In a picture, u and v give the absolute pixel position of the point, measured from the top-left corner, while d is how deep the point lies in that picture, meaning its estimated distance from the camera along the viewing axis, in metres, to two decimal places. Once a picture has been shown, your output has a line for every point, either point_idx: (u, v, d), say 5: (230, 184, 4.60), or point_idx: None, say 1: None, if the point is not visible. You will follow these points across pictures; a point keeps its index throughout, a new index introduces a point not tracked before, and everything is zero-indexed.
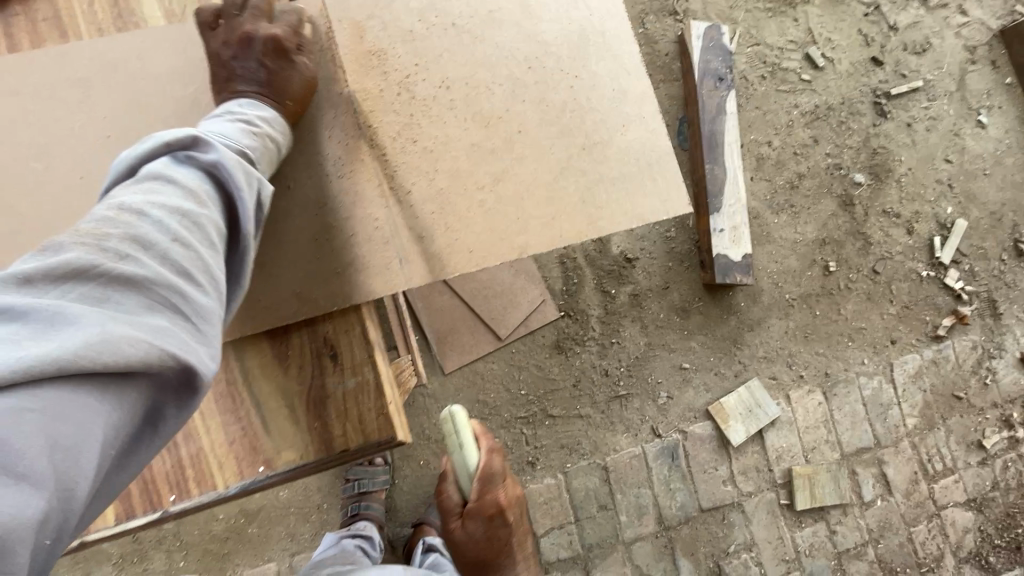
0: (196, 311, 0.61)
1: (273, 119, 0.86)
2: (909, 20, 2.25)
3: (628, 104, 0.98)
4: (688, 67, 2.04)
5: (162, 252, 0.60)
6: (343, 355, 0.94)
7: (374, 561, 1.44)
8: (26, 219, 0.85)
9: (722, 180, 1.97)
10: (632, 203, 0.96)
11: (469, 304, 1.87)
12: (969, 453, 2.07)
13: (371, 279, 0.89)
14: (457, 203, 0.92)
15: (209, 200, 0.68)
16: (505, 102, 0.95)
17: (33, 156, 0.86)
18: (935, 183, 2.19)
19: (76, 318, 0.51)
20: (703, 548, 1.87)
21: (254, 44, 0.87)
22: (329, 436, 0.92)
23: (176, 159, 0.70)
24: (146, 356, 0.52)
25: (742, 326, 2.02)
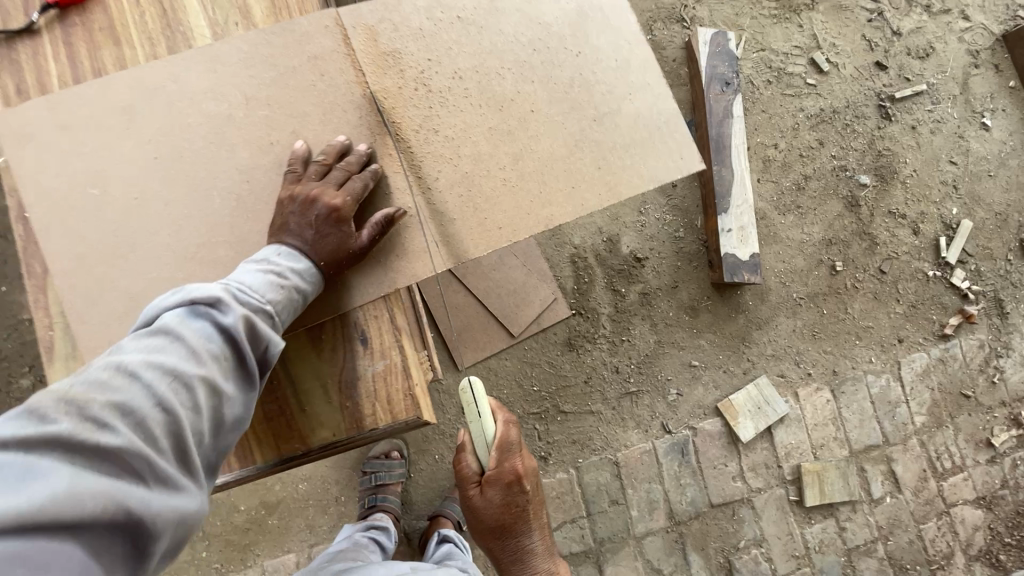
0: (161, 478, 0.63)
1: (306, 271, 0.90)
2: (912, 25, 2.30)
3: (633, 73, 1.06)
4: (695, 72, 2.09)
5: (140, 418, 0.63)
6: (373, 340, 1.01)
7: (387, 554, 1.47)
8: (92, 242, 0.93)
9: (730, 181, 2.02)
10: (647, 165, 1.04)
11: (483, 304, 1.91)
12: (978, 452, 2.09)
13: (404, 263, 0.96)
14: (483, 184, 0.99)
15: (207, 358, 0.73)
16: (517, 88, 1.02)
17: (90, 182, 0.93)
18: (940, 184, 2.23)
19: (47, 473, 0.55)
20: (713, 543, 1.90)
21: (314, 205, 0.91)
22: (360, 414, 0.98)
23: (191, 313, 0.76)
24: (101, 511, 0.56)
25: (750, 324, 2.06)
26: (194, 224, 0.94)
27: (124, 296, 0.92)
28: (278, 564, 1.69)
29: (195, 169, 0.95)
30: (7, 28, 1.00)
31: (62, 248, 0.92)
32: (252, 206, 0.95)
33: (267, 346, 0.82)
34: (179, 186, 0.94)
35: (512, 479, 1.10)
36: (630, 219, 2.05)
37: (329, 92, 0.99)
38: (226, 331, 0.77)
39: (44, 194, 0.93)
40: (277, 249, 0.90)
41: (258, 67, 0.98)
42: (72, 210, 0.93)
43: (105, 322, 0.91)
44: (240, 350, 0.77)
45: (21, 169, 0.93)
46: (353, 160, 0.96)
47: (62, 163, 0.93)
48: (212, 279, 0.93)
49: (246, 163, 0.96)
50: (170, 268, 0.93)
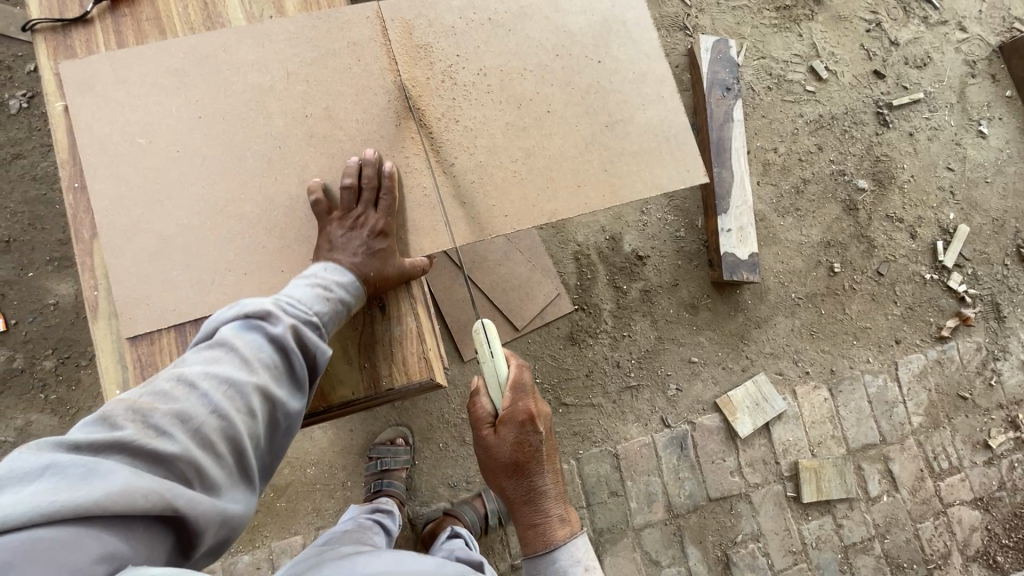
0: (210, 481, 0.74)
1: (350, 283, 0.98)
2: (910, 35, 2.37)
3: (648, 85, 1.13)
4: (697, 78, 2.16)
5: (195, 426, 0.75)
6: (391, 304, 1.07)
7: (392, 536, 1.49)
8: (131, 186, 0.99)
9: (730, 183, 2.08)
10: (651, 173, 1.11)
11: (489, 297, 1.97)
12: (975, 453, 2.11)
13: (419, 238, 1.04)
14: (494, 174, 1.06)
15: (258, 367, 0.84)
16: (536, 90, 1.09)
17: (138, 132, 1.00)
18: (937, 190, 2.28)
19: (103, 475, 0.64)
20: (711, 536, 1.93)
21: (363, 230, 1.00)
22: (377, 375, 1.04)
23: (244, 326, 0.87)
24: (152, 504, 0.65)
25: (749, 322, 2.10)
26: (226, 180, 1.00)
27: (157, 239, 0.98)
28: (285, 546, 1.74)
29: (233, 130, 1.01)
30: (62, 17, 1.06)
31: (102, 188, 0.98)
32: (280, 169, 1.02)
33: (316, 355, 0.92)
34: (215, 144, 1.01)
35: (527, 418, 1.10)
36: (633, 219, 2.11)
37: (362, 76, 1.06)
38: (276, 341, 0.87)
39: (96, 139, 0.99)
40: (325, 265, 0.97)
41: (301, 46, 1.06)
42: (117, 155, 0.99)
43: (135, 261, 0.97)
44: (289, 358, 0.88)
45: (76, 114, 1.00)
46: (371, 170, 1.01)
47: (112, 111, 1.00)
48: (238, 231, 0.99)
49: (280, 130, 1.03)
50: (199, 217, 0.99)
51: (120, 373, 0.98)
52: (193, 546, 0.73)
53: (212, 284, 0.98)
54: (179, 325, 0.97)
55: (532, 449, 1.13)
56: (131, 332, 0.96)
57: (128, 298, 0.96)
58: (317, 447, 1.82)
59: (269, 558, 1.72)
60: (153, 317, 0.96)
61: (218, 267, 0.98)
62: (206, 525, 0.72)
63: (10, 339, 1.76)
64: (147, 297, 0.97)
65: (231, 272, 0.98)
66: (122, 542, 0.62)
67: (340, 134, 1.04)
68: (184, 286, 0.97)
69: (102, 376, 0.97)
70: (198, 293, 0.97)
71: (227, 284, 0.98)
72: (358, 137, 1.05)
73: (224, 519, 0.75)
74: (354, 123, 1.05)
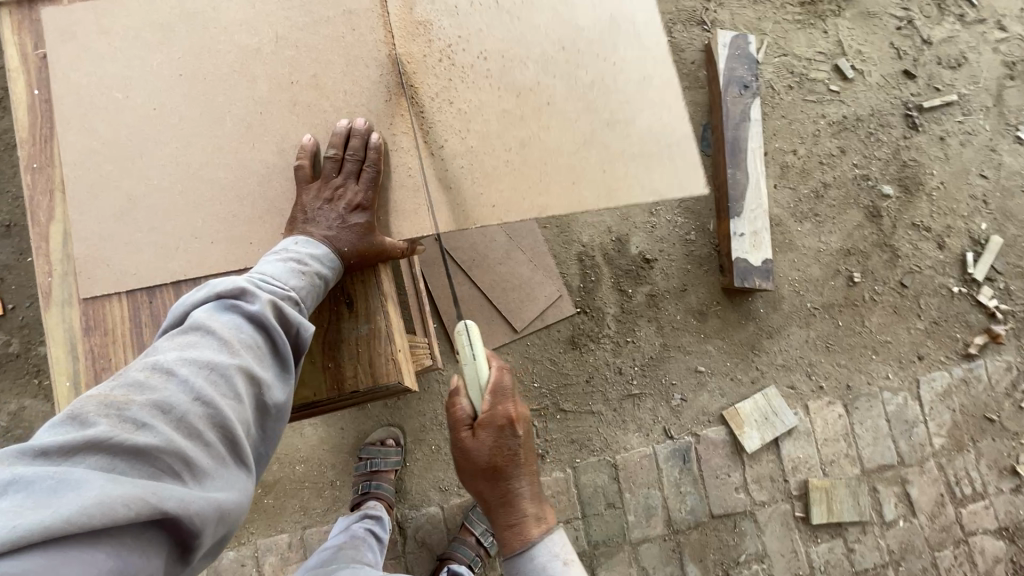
0: (202, 473, 0.70)
1: (325, 256, 0.93)
2: (944, 34, 2.23)
3: (655, 88, 1.04)
4: (713, 75, 2.07)
5: (179, 414, 0.70)
6: (359, 304, 1.02)
7: (383, 545, 1.46)
8: (104, 142, 0.94)
9: (744, 185, 1.98)
10: (650, 179, 1.02)
11: (488, 296, 1.92)
12: (1002, 479, 1.97)
13: (400, 221, 1.00)
14: (486, 162, 1.00)
15: (239, 348, 0.81)
16: (535, 72, 1.02)
17: (116, 86, 0.95)
18: (969, 198, 2.14)
19: (75, 486, 0.58)
20: (712, 554, 1.84)
21: (339, 202, 0.95)
22: (342, 376, 0.99)
23: (220, 308, 0.83)
24: (137, 512, 0.59)
25: (761, 332, 2.00)
26: (202, 144, 0.96)
27: (125, 199, 0.94)
28: (271, 543, 1.70)
29: (215, 92, 0.96)
30: None
31: (74, 141, 0.94)
32: (259, 135, 0.97)
33: (297, 332, 0.88)
34: (196, 105, 0.96)
35: (505, 422, 1.04)
36: (641, 221, 2.03)
37: (356, 45, 1.00)
38: (255, 319, 0.84)
39: (72, 90, 0.95)
40: (296, 239, 0.93)
41: (293, 9, 1.00)
42: (92, 109, 0.95)
43: (100, 218, 0.93)
44: (271, 336, 0.85)
45: (54, 62, 0.95)
46: (358, 142, 0.96)
47: (90, 63, 0.95)
48: (209, 197, 0.95)
49: (262, 95, 0.97)
50: (171, 179, 0.95)
51: (69, 365, 0.92)
52: (191, 548, 0.68)
53: (176, 250, 0.94)
54: (139, 291, 0.93)
55: (510, 455, 1.06)
56: (83, 325, 0.92)
57: (89, 257, 0.93)
58: (307, 444, 1.78)
59: (254, 555, 1.69)
60: (112, 279, 0.93)
61: (185, 232, 0.94)
62: (203, 523, 0.67)
63: (8, 324, 1.75)
64: (111, 261, 0.93)
65: (195, 239, 0.94)
66: (107, 558, 0.57)
67: (325, 104, 0.99)
68: (149, 248, 0.93)
69: (52, 364, 0.92)
70: (161, 258, 0.93)
71: (190, 250, 0.94)
72: (342, 108, 0.99)
73: (223, 513, 0.70)
74: (341, 94, 0.99)
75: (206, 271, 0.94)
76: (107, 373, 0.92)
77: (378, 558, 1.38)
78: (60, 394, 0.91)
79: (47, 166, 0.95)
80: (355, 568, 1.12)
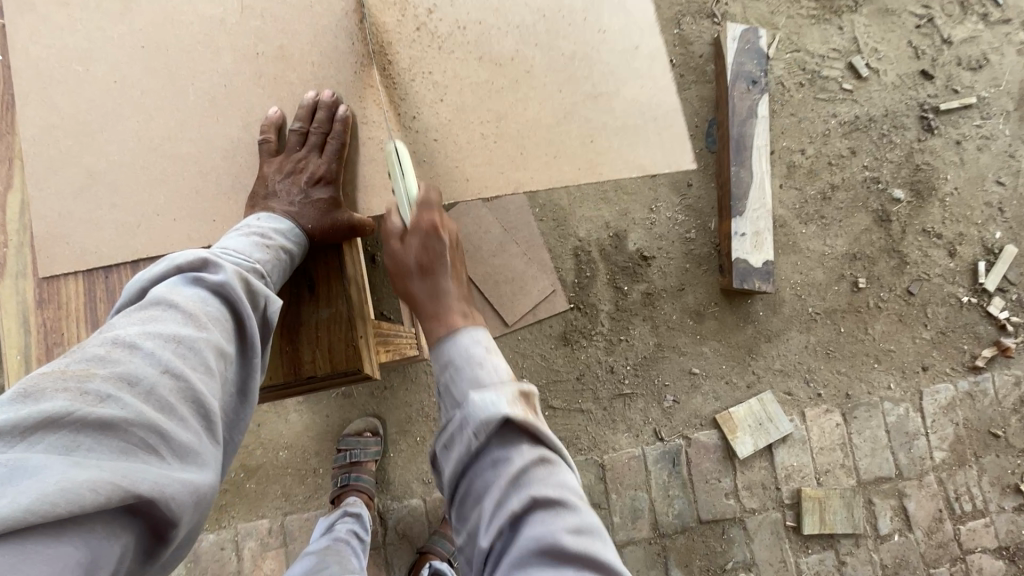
0: (177, 450, 0.65)
1: (288, 231, 0.91)
2: (966, 34, 2.14)
3: (642, 58, 0.99)
4: (721, 69, 2.00)
5: (147, 388, 0.65)
6: (321, 289, 0.99)
7: (365, 547, 1.39)
8: (65, 117, 0.92)
9: (748, 184, 1.93)
10: (634, 154, 0.98)
11: (479, 287, 1.89)
12: (1004, 497, 1.91)
13: (370, 198, 0.97)
14: (460, 136, 0.95)
15: (207, 321, 0.76)
16: (515, 49, 0.97)
17: (76, 59, 0.93)
18: (983, 206, 2.06)
19: (33, 472, 0.53)
20: (699, 560, 1.80)
21: (302, 175, 0.93)
22: (299, 361, 0.97)
23: (182, 280, 0.78)
24: (107, 498, 0.55)
25: (759, 335, 1.95)
26: (166, 118, 0.93)
27: (86, 174, 0.92)
28: (251, 528, 1.69)
29: (178, 64, 0.94)
30: None
31: (34, 115, 0.92)
32: (225, 110, 0.95)
33: (265, 305, 0.84)
34: (158, 78, 0.93)
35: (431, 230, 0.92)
36: (640, 217, 1.98)
37: (326, 16, 0.97)
38: (221, 291, 0.79)
39: (31, 63, 0.92)
40: (259, 215, 0.91)
41: None
42: (51, 82, 0.92)
43: (61, 194, 0.91)
44: (239, 309, 0.80)
45: (14, 35, 0.93)
46: (324, 114, 0.94)
47: (51, 35, 0.93)
48: (171, 172, 0.93)
49: (229, 68, 0.95)
50: (134, 155, 0.92)
51: (20, 339, 0.90)
52: (166, 533, 0.63)
53: (138, 228, 0.91)
54: (99, 269, 0.91)
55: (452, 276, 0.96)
56: (37, 298, 0.91)
57: (49, 234, 0.91)
58: (292, 430, 1.77)
59: (234, 539, 1.68)
60: (72, 258, 0.91)
61: (146, 209, 0.92)
62: (180, 508, 0.62)
63: None
64: (72, 239, 0.91)
65: (157, 216, 0.92)
66: (76, 550, 0.53)
67: (292, 77, 0.96)
68: (111, 225, 0.91)
69: (2, 337, 0.90)
70: (121, 236, 0.91)
71: (152, 228, 0.92)
72: (310, 80, 0.96)
73: (201, 494, 0.66)
74: (308, 66, 0.96)
75: (169, 249, 0.92)
76: (59, 348, 0.91)
77: (363, 564, 1.30)
78: (10, 367, 0.90)
79: (8, 134, 0.93)
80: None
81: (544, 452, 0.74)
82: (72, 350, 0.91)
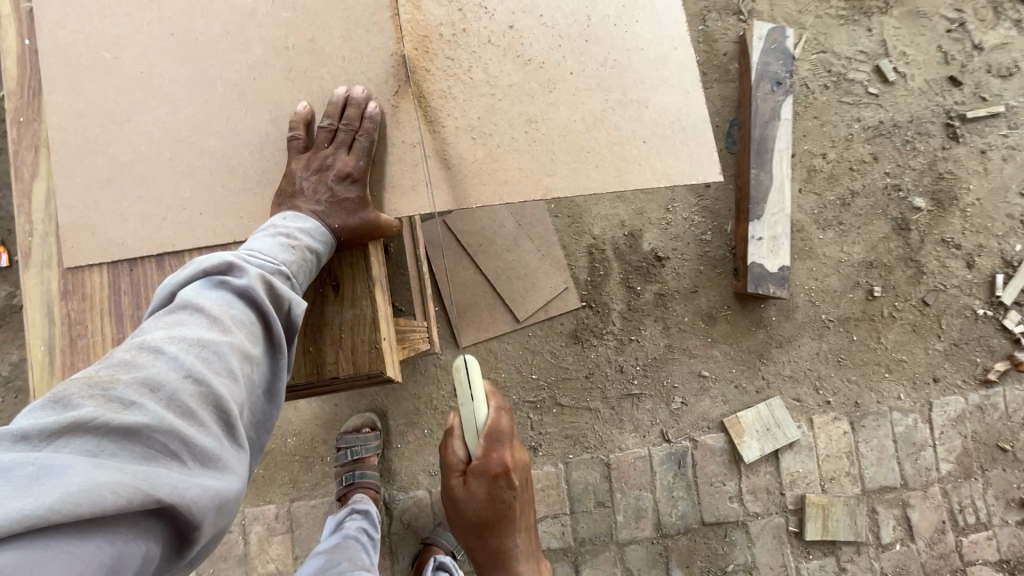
0: (200, 455, 0.64)
1: (315, 230, 0.90)
2: (997, 40, 2.09)
3: (677, 61, 0.97)
4: (746, 68, 1.97)
5: (170, 393, 0.65)
6: (345, 288, 0.98)
7: (376, 543, 1.40)
8: (90, 105, 0.91)
9: (768, 187, 1.90)
10: (665, 161, 0.96)
11: (491, 281, 1.89)
12: (1008, 511, 1.90)
13: (397, 198, 0.95)
14: (490, 138, 0.94)
15: (231, 325, 0.75)
16: (548, 48, 0.95)
17: (103, 46, 0.91)
18: (1005, 217, 2.03)
19: (55, 473, 0.53)
20: (699, 562, 1.81)
21: (329, 172, 0.91)
22: (321, 361, 0.96)
23: (207, 283, 0.78)
24: (128, 500, 0.55)
25: (770, 341, 1.94)
26: (193, 110, 0.92)
27: (111, 164, 0.91)
28: (258, 513, 1.71)
29: (205, 54, 0.92)
30: None
31: (60, 101, 0.91)
32: (253, 102, 0.93)
33: (290, 308, 0.84)
34: (185, 67, 0.92)
35: (500, 473, 1.01)
36: (656, 216, 1.96)
37: (356, 9, 0.95)
38: (245, 294, 0.79)
39: (58, 49, 0.91)
40: (285, 214, 0.90)
41: None
42: (78, 68, 0.91)
43: (85, 183, 0.91)
44: (263, 312, 0.80)
45: (41, 18, 0.91)
46: (355, 111, 0.92)
47: (78, 20, 0.91)
48: (198, 165, 0.92)
49: (258, 59, 0.93)
50: (159, 146, 0.91)
51: (44, 330, 0.90)
52: (188, 538, 0.63)
53: (163, 221, 0.91)
54: (123, 261, 0.91)
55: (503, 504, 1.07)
56: (62, 288, 0.91)
57: (74, 224, 0.90)
58: (301, 418, 1.78)
59: (241, 523, 1.70)
60: (96, 249, 0.90)
61: (172, 202, 0.91)
62: (202, 513, 0.62)
63: (11, 275, 1.70)
64: (96, 229, 0.90)
65: (183, 209, 0.91)
66: (98, 549, 0.53)
67: (322, 70, 0.94)
68: (134, 217, 0.91)
69: (27, 328, 0.90)
70: (146, 227, 0.91)
71: (178, 222, 0.91)
72: (340, 74, 0.94)
73: (223, 501, 0.65)
74: (338, 60, 0.94)
75: (193, 244, 0.91)
76: (82, 340, 0.90)
77: (373, 559, 1.31)
78: (34, 357, 0.90)
79: (33, 121, 0.92)
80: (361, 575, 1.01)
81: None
82: (94, 342, 0.90)
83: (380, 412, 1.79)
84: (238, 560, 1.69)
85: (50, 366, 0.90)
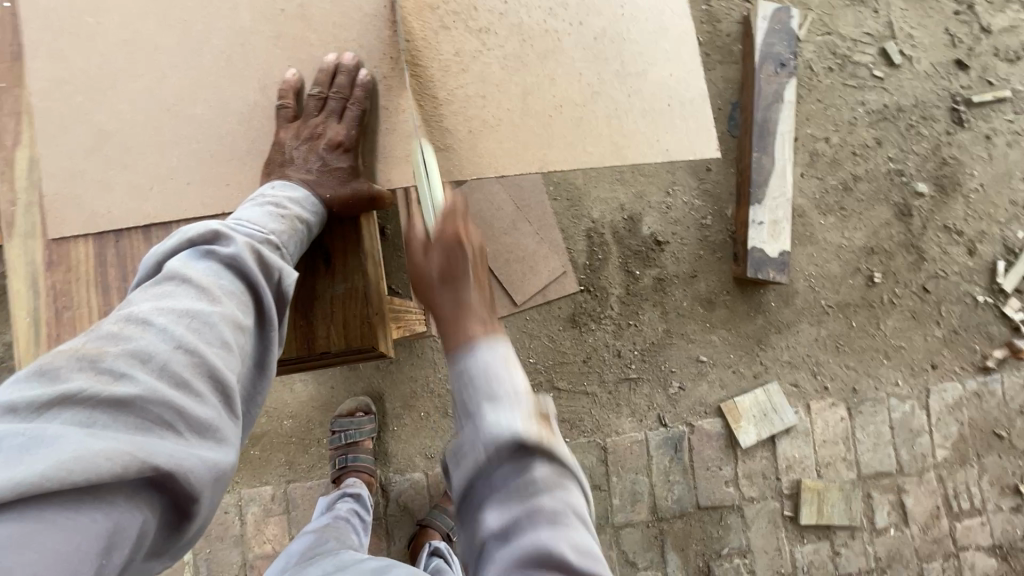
0: (196, 426, 0.63)
1: (305, 199, 0.88)
2: (1005, 23, 2.05)
3: (676, 37, 0.95)
4: (749, 49, 1.93)
5: (161, 363, 0.64)
6: (338, 262, 0.97)
7: (367, 525, 1.41)
8: (74, 72, 0.88)
9: (769, 171, 1.87)
10: (662, 138, 0.94)
11: (488, 265, 1.87)
12: (1002, 497, 1.91)
13: (390, 170, 0.93)
14: (486, 111, 0.91)
15: (221, 295, 0.74)
16: (545, 18, 0.93)
17: (86, 11, 0.88)
18: (1008, 204, 2.01)
19: (49, 443, 0.52)
20: (694, 545, 1.82)
21: (320, 141, 0.90)
22: (313, 336, 0.95)
23: (194, 254, 0.76)
24: (125, 469, 0.54)
25: (769, 326, 1.93)
26: (179, 78, 0.89)
27: (96, 133, 0.89)
28: (254, 494, 1.71)
29: (194, 21, 0.90)
30: None
31: (42, 68, 0.88)
32: (241, 71, 0.91)
33: (280, 278, 0.82)
34: (173, 33, 0.89)
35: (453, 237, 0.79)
36: (655, 200, 1.94)
37: None
38: (234, 264, 0.77)
39: (40, 13, 0.88)
40: (274, 182, 0.88)
41: None
42: (61, 33, 0.88)
43: (69, 154, 0.88)
44: (253, 283, 0.78)
45: None
46: (345, 79, 0.90)
47: None
48: (185, 134, 0.89)
49: (246, 26, 0.91)
50: (145, 114, 0.89)
51: (31, 302, 0.89)
52: (189, 512, 0.63)
53: (150, 191, 0.89)
54: (110, 232, 0.89)
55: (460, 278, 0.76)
56: (47, 260, 0.89)
57: (59, 194, 0.88)
58: (297, 401, 1.77)
59: (237, 505, 1.70)
60: (82, 220, 0.88)
61: (159, 172, 0.89)
62: (201, 486, 0.61)
63: None
64: (82, 201, 0.88)
65: (170, 179, 0.89)
66: (96, 520, 0.53)
67: (312, 38, 0.92)
68: (121, 188, 0.89)
69: (13, 300, 0.89)
70: (133, 198, 0.89)
71: (166, 193, 0.89)
72: (331, 42, 0.92)
73: (221, 472, 0.64)
74: (330, 29, 0.92)
75: (180, 215, 0.89)
76: (69, 312, 0.89)
77: (363, 541, 1.31)
78: (19, 329, 0.88)
79: (15, 88, 0.90)
80: (346, 553, 1.03)
81: (556, 471, 0.63)
82: (81, 315, 0.89)
83: (375, 395, 1.79)
84: (235, 541, 1.69)
85: (37, 340, 0.88)
